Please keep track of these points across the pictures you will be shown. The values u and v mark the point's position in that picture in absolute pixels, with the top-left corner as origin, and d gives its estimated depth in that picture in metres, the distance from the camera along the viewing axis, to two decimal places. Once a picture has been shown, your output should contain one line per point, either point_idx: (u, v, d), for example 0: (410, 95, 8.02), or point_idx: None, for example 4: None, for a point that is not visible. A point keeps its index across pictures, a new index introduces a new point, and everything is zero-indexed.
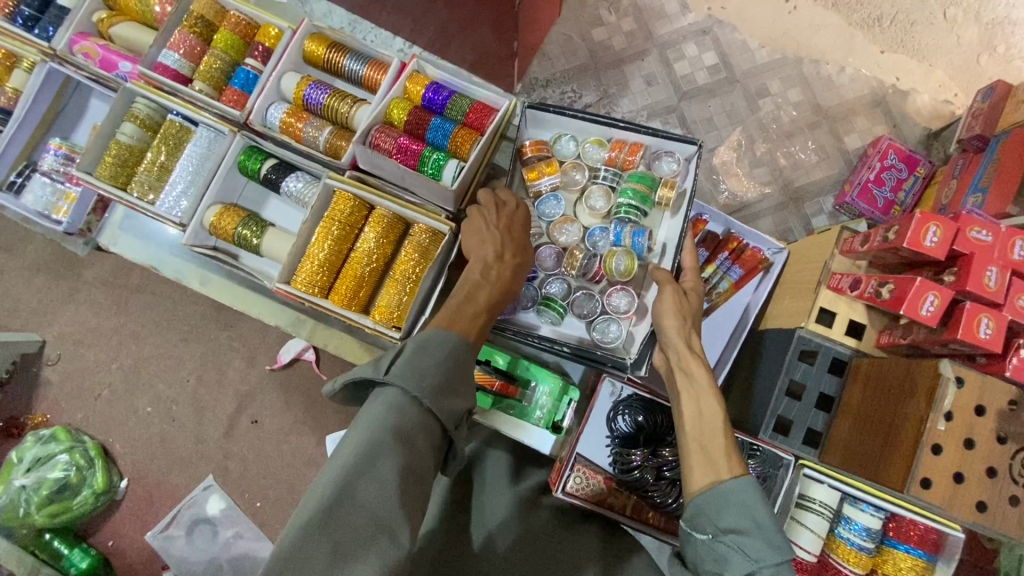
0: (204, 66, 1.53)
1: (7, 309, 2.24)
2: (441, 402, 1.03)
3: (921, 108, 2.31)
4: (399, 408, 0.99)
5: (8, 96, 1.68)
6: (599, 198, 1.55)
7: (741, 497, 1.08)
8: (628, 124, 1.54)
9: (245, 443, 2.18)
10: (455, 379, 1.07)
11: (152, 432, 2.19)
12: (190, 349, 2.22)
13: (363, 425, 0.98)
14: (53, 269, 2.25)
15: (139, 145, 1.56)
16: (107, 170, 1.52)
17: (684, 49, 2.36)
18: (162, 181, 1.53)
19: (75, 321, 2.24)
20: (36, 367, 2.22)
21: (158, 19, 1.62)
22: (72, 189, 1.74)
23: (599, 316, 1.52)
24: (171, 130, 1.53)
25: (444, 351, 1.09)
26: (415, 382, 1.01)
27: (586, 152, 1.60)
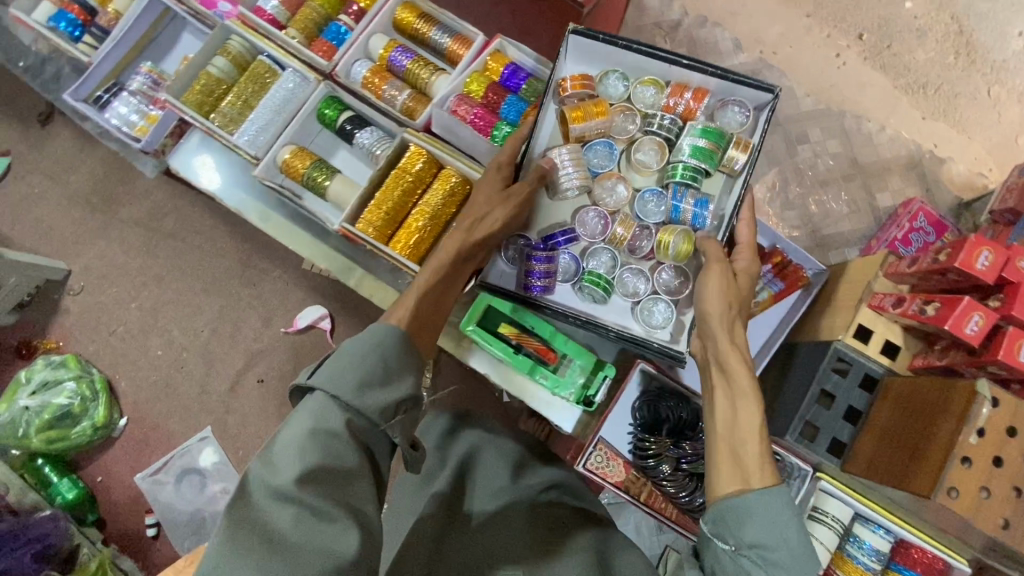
0: (301, 16, 1.62)
1: (40, 234, 2.29)
2: (371, 397, 1.01)
3: (955, 177, 2.36)
4: (324, 409, 0.99)
5: (109, 17, 1.78)
6: (649, 151, 1.44)
7: (766, 509, 1.07)
8: (693, 62, 1.39)
9: (248, 401, 2.19)
10: (389, 371, 1.06)
11: (159, 376, 2.21)
12: (210, 300, 2.25)
13: (292, 425, 0.97)
14: (91, 203, 2.30)
15: (226, 79, 1.64)
16: (194, 98, 1.61)
17: None
18: (244, 115, 1.61)
19: (103, 256, 2.28)
20: (57, 296, 2.25)
21: None
22: (153, 110, 1.78)
23: (647, 296, 1.45)
24: (258, 71, 1.61)
25: (374, 345, 1.07)
26: (336, 382, 1.00)
27: (636, 95, 1.45)
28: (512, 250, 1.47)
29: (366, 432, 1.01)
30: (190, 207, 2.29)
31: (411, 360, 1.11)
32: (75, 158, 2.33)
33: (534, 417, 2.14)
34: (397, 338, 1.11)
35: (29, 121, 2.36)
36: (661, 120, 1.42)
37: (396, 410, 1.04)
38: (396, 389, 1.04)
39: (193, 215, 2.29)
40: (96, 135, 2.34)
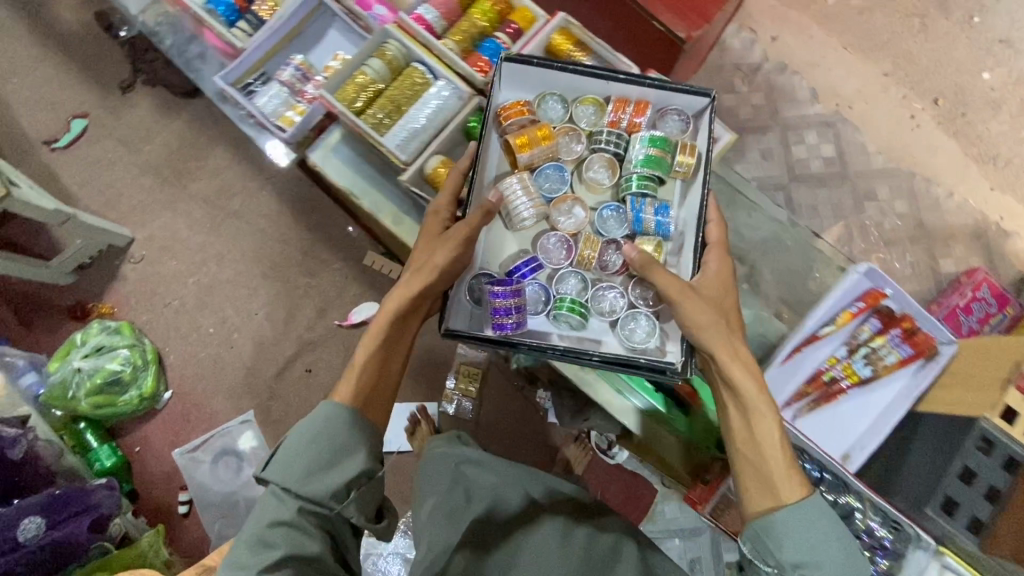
0: (460, 29, 1.69)
1: (108, 200, 2.31)
2: (324, 483, 1.15)
3: (1019, 253, 2.36)
4: (278, 501, 1.14)
5: (269, 8, 1.81)
6: (601, 170, 1.54)
7: (806, 523, 1.14)
8: (628, 77, 1.48)
9: (294, 389, 2.19)
10: (335, 450, 1.18)
11: (208, 353, 2.21)
12: (267, 284, 2.26)
13: (257, 517, 1.13)
14: (162, 175, 2.33)
15: (379, 80, 1.64)
16: (348, 95, 1.61)
17: (805, 135, 2.44)
18: (394, 119, 1.61)
19: (167, 228, 2.29)
20: (118, 262, 2.26)
21: None
22: (301, 103, 1.77)
23: (623, 313, 1.46)
24: (415, 78, 1.62)
25: (324, 430, 1.18)
26: (286, 474, 1.14)
27: (578, 116, 1.55)
28: (476, 290, 1.46)
29: (321, 516, 1.15)
30: (259, 190, 2.30)
31: (356, 434, 1.21)
32: (152, 129, 2.36)
33: (581, 441, 2.13)
34: (347, 419, 1.21)
35: (110, 87, 2.39)
36: (607, 135, 1.51)
37: (349, 489, 1.16)
38: (349, 470, 1.17)
39: (261, 198, 2.31)
40: (175, 109, 2.37)
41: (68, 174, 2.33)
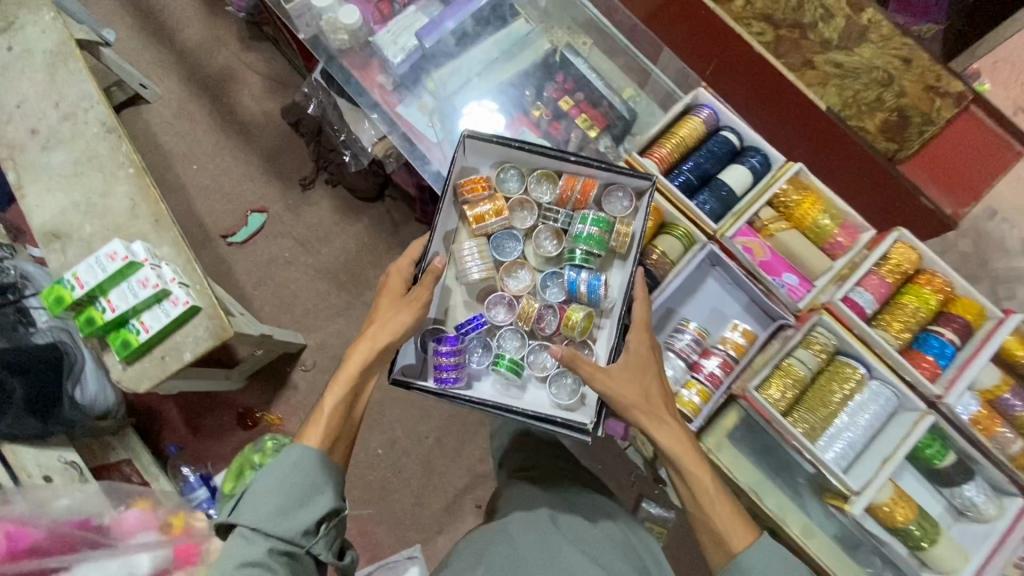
0: (901, 319, 1.37)
1: (282, 300, 2.24)
2: (296, 521, 1.04)
3: None
4: (247, 542, 1.01)
5: (656, 259, 1.38)
6: (548, 240, 1.39)
7: (772, 567, 1.09)
8: (580, 157, 1.31)
9: (463, 525, 2.07)
10: (306, 489, 1.07)
11: (375, 476, 2.11)
12: (440, 406, 2.16)
13: (221, 562, 1.00)
14: (339, 280, 2.26)
15: (806, 376, 1.36)
16: (777, 393, 1.34)
17: (1016, 290, 2.25)
18: (824, 424, 1.35)
19: (340, 336, 2.21)
20: (289, 368, 2.19)
21: (828, 242, 1.44)
22: (701, 379, 1.37)
23: (556, 372, 1.35)
24: (849, 376, 1.36)
25: (295, 468, 1.08)
26: (255, 511, 1.03)
27: (534, 189, 1.39)
28: (422, 340, 1.35)
29: (288, 557, 1.02)
30: None
31: (329, 473, 1.11)
32: (330, 230, 2.31)
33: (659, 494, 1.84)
34: (317, 460, 1.10)
35: (290, 183, 2.35)
36: (552, 210, 1.38)
37: (321, 524, 1.06)
38: (320, 508, 1.06)
39: None
40: (355, 211, 2.31)
41: (242, 271, 2.27)
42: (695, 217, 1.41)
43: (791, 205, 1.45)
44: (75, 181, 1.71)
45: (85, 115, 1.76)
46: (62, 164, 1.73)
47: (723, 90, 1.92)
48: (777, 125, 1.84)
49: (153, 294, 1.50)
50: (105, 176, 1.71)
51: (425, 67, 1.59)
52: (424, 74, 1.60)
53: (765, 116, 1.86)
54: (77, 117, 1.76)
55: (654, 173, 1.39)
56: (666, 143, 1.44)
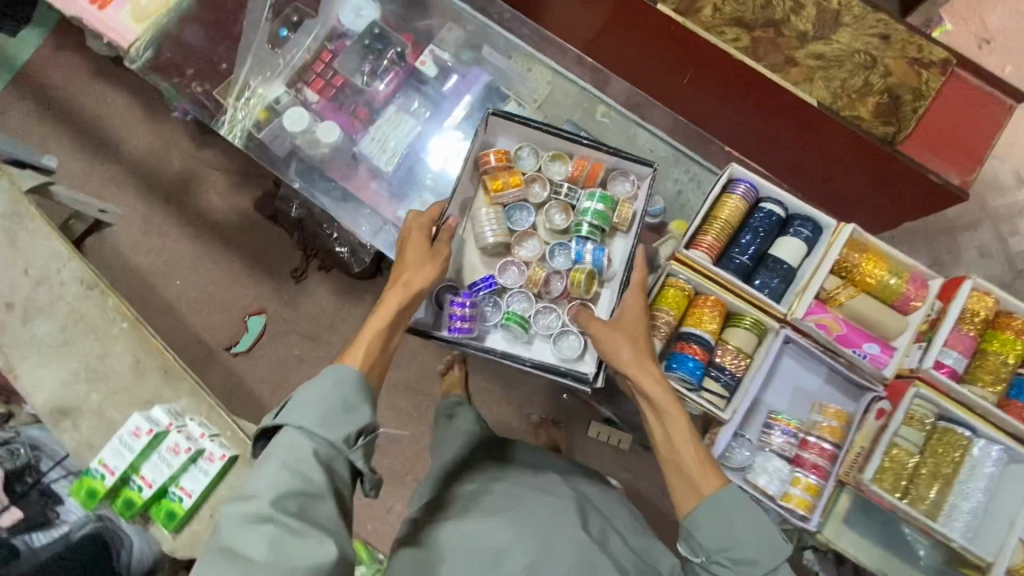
0: (990, 369, 1.24)
1: None
2: (339, 431, 0.98)
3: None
4: (292, 444, 0.96)
5: (731, 356, 1.20)
6: (557, 214, 1.34)
7: (741, 512, 1.03)
8: (592, 140, 1.31)
9: None
10: (344, 405, 1.01)
11: None
12: None
13: (267, 463, 0.94)
14: None
15: (911, 450, 1.22)
16: (889, 479, 1.20)
17: (1018, 225, 2.24)
18: (946, 495, 1.21)
19: None
20: None
21: (903, 299, 1.23)
22: (809, 474, 1.21)
23: (558, 329, 1.30)
24: (953, 441, 1.22)
25: (337, 383, 1.02)
26: (300, 416, 0.97)
27: (546, 168, 1.36)
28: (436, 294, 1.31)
29: (330, 463, 0.97)
30: None
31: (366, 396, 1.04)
32: (336, 317, 2.21)
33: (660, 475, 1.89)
34: (359, 380, 1.04)
35: (282, 277, 2.24)
36: (561, 186, 1.35)
37: (359, 437, 1.00)
38: (363, 422, 1.00)
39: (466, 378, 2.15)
40: (356, 292, 2.22)
41: (255, 379, 2.18)
42: (764, 304, 1.20)
43: (854, 267, 1.22)
44: (68, 348, 1.61)
45: (59, 275, 1.65)
46: (49, 333, 1.62)
47: (704, 86, 1.87)
48: (763, 113, 1.81)
49: (188, 457, 1.44)
50: (99, 337, 1.61)
51: (419, 172, 1.35)
52: (419, 177, 1.37)
53: (748, 104, 1.82)
54: (51, 280, 1.64)
55: (710, 269, 1.17)
56: (712, 228, 1.19)
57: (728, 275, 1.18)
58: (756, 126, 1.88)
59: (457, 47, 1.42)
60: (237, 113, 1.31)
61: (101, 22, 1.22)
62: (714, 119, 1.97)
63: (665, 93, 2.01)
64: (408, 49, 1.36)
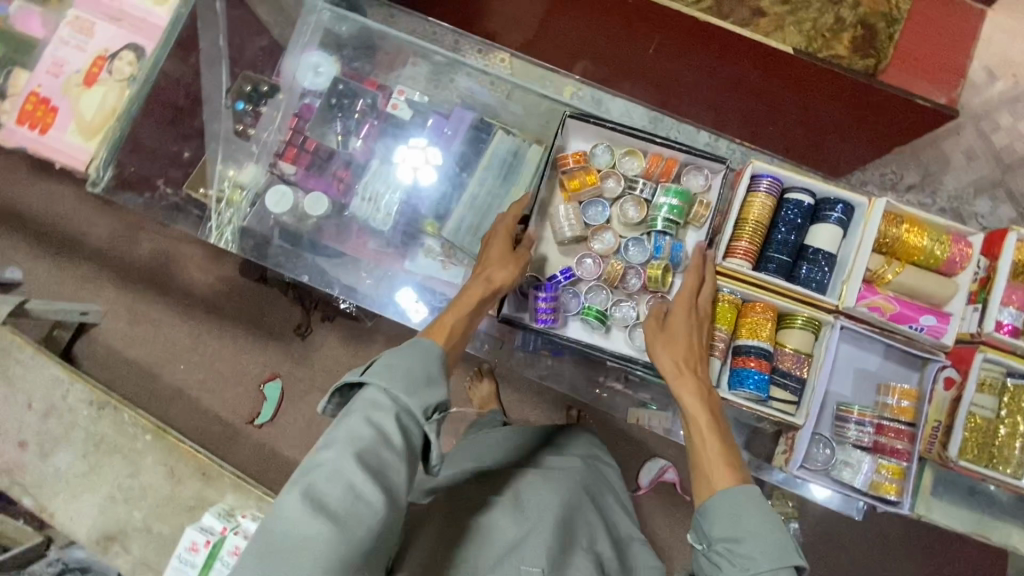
0: None
1: None
2: (420, 399, 0.80)
3: None
4: (377, 406, 0.78)
5: (788, 361, 0.97)
6: (631, 207, 1.16)
7: (758, 512, 0.79)
8: (670, 137, 1.15)
9: None
10: (431, 377, 0.84)
11: None
12: None
13: (347, 416, 0.77)
14: None
15: (993, 413, 0.99)
16: (970, 445, 0.98)
17: (999, 119, 2.17)
18: None
19: None
20: None
21: (955, 264, 0.98)
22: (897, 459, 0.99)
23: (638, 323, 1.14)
24: None
25: (420, 351, 0.86)
26: (387, 376, 0.81)
27: (622, 164, 1.19)
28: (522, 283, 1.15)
29: (405, 431, 0.78)
30: None
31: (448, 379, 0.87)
32: (353, 364, 2.14)
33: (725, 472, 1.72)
34: (440, 357, 0.87)
35: (287, 337, 2.16)
36: (637, 182, 1.17)
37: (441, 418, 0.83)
38: (443, 397, 0.82)
39: None
40: (366, 335, 2.14)
41: (287, 446, 2.12)
42: (812, 300, 0.97)
43: (896, 238, 0.97)
44: (97, 474, 1.55)
45: (66, 402, 1.58)
46: (72, 464, 1.56)
47: (668, 53, 1.77)
48: (735, 68, 1.73)
49: None
50: (126, 456, 1.56)
51: (420, 224, 1.22)
52: (417, 232, 1.23)
53: (717, 61, 1.74)
54: (59, 409, 1.58)
55: (755, 277, 0.96)
56: (744, 229, 0.97)
57: (774, 279, 0.96)
58: (726, 81, 1.80)
59: (428, 80, 1.27)
60: (218, 214, 1.20)
61: (46, 148, 1.07)
62: (682, 83, 1.89)
63: (627, 67, 1.92)
64: (377, 98, 1.23)
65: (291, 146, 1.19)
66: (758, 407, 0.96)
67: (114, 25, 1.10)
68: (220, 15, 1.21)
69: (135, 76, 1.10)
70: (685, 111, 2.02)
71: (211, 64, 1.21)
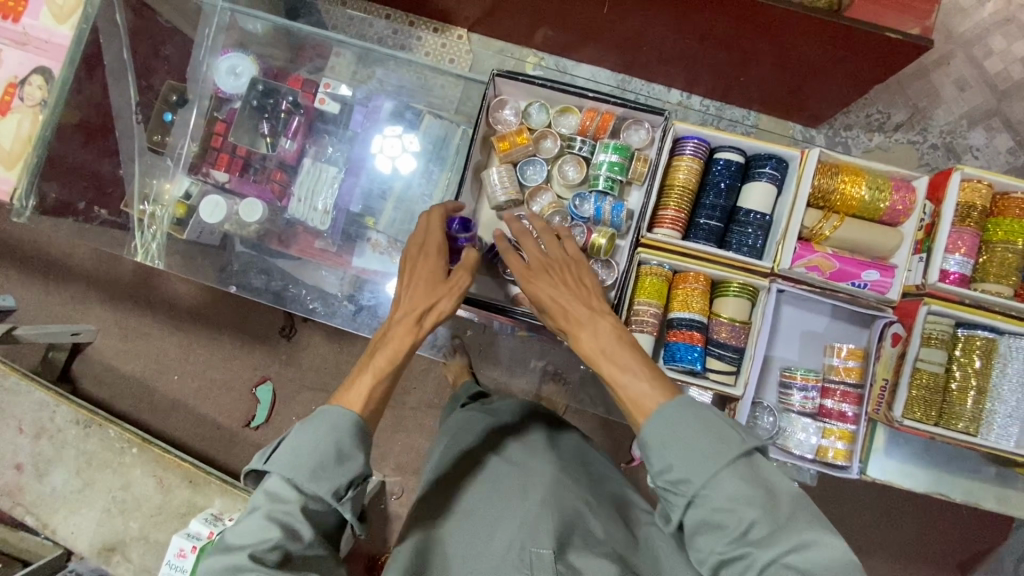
0: (1000, 263, 0.95)
1: None
2: (328, 483, 0.75)
3: None
4: (281, 500, 0.74)
5: (724, 330, 0.95)
6: (569, 168, 1.06)
7: (684, 426, 0.72)
8: (601, 92, 1.01)
9: None
10: (336, 455, 0.77)
11: None
12: None
13: (248, 515, 0.74)
14: None
15: (940, 368, 0.94)
16: (920, 405, 0.93)
17: (991, 43, 1.99)
18: (986, 404, 0.94)
19: None
20: None
21: (889, 212, 0.96)
22: (846, 424, 0.98)
23: None
24: (980, 345, 0.93)
25: (328, 423, 0.79)
26: (288, 464, 0.75)
27: (557, 123, 1.08)
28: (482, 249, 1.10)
29: (316, 518, 0.75)
30: None
31: (360, 443, 0.79)
32: (337, 361, 2.06)
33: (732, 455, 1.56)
34: (355, 425, 0.80)
35: (273, 339, 2.09)
36: (574, 141, 1.06)
37: (357, 488, 0.78)
38: (356, 472, 0.77)
39: None
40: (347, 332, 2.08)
41: None
42: (743, 264, 0.96)
43: (833, 189, 0.95)
44: (91, 489, 1.60)
45: (54, 423, 1.63)
46: (67, 481, 1.61)
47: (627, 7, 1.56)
48: (702, 21, 1.54)
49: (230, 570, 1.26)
50: (116, 470, 1.60)
51: (357, 219, 1.19)
52: (360, 228, 1.19)
53: (679, 13, 1.52)
54: (49, 430, 1.63)
55: (683, 247, 0.95)
56: (670, 198, 0.97)
57: (704, 247, 0.94)
58: (692, 35, 1.63)
59: (352, 70, 1.24)
60: (142, 231, 1.19)
61: None
62: (646, 33, 1.67)
63: (583, 25, 1.72)
64: (301, 94, 1.19)
65: (222, 153, 1.18)
66: (692, 380, 0.95)
67: (20, 50, 1.13)
68: (121, 26, 1.19)
69: (46, 100, 1.13)
70: (649, 72, 1.91)
71: (118, 78, 1.19)
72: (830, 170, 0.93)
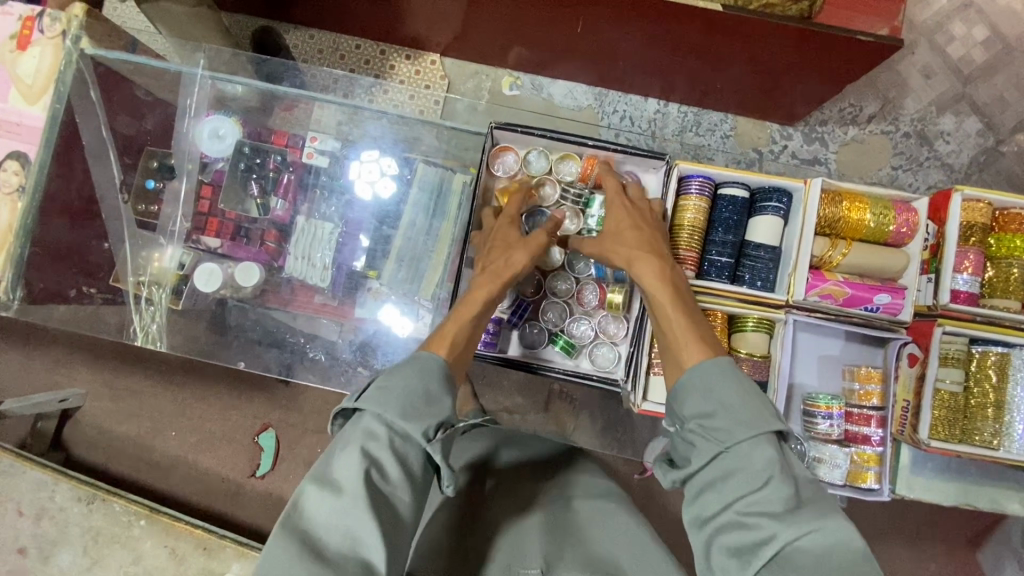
0: (1006, 278, 1.00)
1: None
2: (418, 422, 0.75)
3: None
4: (374, 437, 0.73)
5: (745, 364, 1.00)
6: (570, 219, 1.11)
7: (725, 386, 0.78)
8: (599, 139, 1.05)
9: None
10: (427, 401, 0.78)
11: None
12: None
13: (341, 450, 0.72)
14: None
15: (957, 386, 0.98)
16: (941, 423, 0.98)
17: (952, 30, 2.01)
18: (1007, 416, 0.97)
19: None
20: None
21: (894, 237, 1.00)
22: (870, 447, 1.02)
23: (588, 342, 1.14)
24: (993, 361, 0.97)
25: (418, 367, 0.82)
26: (383, 398, 0.76)
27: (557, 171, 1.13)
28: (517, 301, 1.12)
29: (403, 461, 0.74)
30: None
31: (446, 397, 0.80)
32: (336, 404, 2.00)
33: None
34: (439, 368, 0.82)
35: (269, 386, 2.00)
36: (570, 189, 1.11)
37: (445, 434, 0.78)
38: (445, 413, 0.78)
39: None
40: None
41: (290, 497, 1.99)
42: (755, 297, 0.99)
43: (839, 217, 0.98)
44: (102, 567, 1.55)
45: (55, 502, 1.57)
46: (75, 561, 1.56)
47: (601, 23, 1.55)
48: (673, 31, 1.52)
49: None
50: (125, 544, 1.55)
51: (360, 273, 1.17)
52: (364, 279, 1.17)
53: (652, 25, 1.51)
54: (50, 511, 1.57)
55: (697, 284, 0.99)
56: (679, 238, 1.01)
57: (714, 282, 0.99)
58: (661, 42, 1.59)
59: (338, 124, 1.21)
60: (142, 312, 1.16)
61: None
62: (621, 49, 1.68)
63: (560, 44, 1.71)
64: (288, 151, 1.18)
65: (211, 217, 1.16)
66: None
67: None
68: (97, 101, 1.12)
69: (22, 185, 1.03)
70: (628, 85, 1.92)
71: (98, 157, 1.15)
72: (834, 199, 0.96)
